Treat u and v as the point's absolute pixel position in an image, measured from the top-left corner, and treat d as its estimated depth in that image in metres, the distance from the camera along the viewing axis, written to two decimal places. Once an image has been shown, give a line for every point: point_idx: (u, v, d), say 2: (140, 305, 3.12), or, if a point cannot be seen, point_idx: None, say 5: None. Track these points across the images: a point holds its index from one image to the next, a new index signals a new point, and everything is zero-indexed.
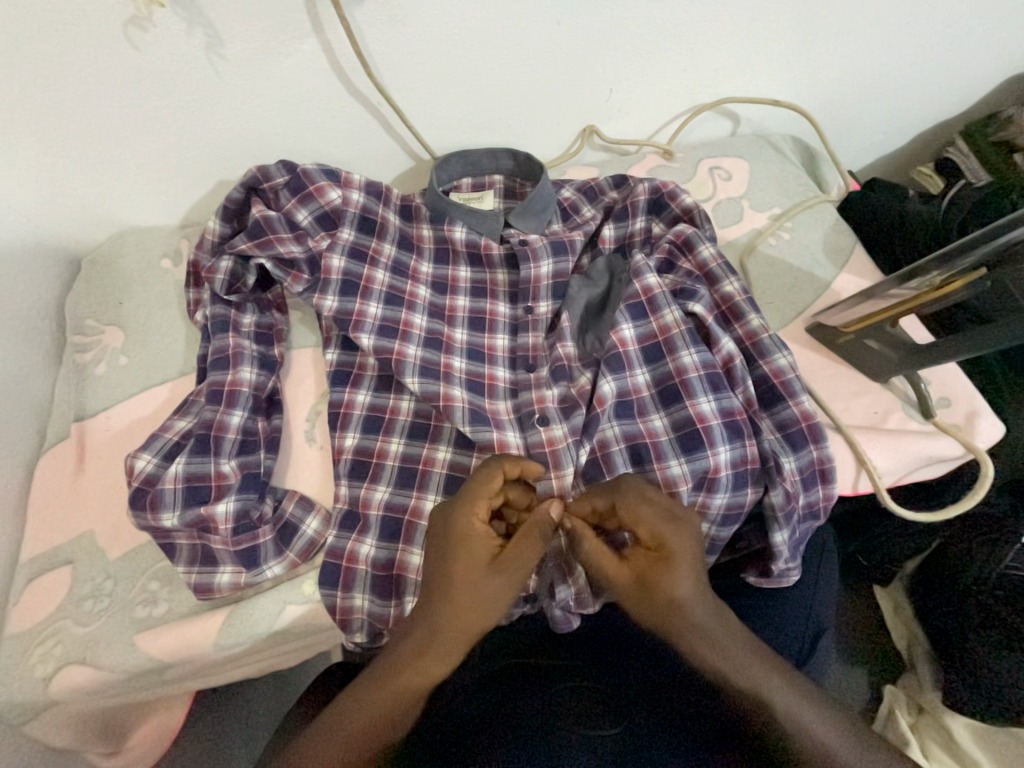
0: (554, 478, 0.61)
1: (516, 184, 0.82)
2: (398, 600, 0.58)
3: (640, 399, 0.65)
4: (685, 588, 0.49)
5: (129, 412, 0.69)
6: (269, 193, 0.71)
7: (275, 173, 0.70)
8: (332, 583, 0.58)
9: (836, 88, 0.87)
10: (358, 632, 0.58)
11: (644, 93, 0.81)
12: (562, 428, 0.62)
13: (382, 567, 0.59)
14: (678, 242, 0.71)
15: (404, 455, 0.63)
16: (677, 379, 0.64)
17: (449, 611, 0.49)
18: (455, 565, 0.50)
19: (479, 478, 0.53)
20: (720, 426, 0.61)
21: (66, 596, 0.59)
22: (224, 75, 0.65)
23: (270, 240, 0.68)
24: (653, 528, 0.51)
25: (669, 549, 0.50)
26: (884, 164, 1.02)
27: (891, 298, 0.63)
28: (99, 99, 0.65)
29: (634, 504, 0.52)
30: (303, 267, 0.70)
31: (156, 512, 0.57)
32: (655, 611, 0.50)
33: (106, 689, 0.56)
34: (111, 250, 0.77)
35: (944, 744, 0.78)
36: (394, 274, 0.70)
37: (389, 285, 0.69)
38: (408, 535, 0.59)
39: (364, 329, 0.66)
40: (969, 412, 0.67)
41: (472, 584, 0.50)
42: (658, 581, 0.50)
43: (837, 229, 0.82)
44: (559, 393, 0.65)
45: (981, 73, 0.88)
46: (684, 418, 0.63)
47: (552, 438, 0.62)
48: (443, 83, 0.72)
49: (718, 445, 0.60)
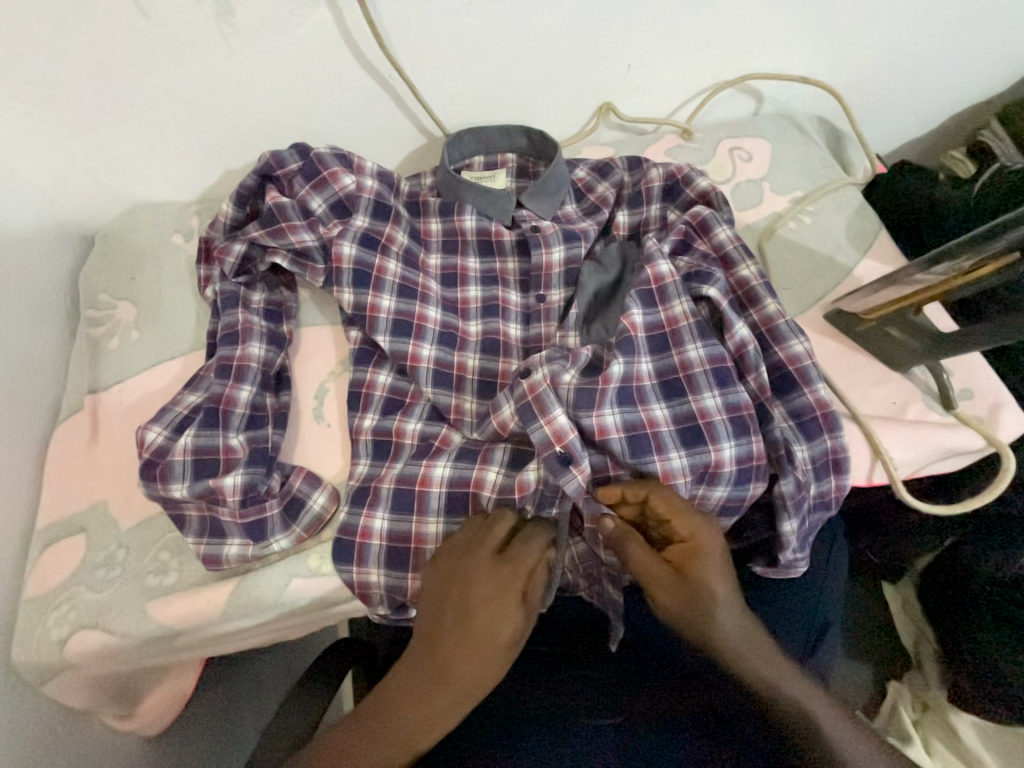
0: (577, 474, 0.57)
1: (529, 163, 0.80)
2: (413, 573, 0.58)
3: (641, 388, 0.62)
4: (717, 581, 0.53)
5: (141, 386, 0.69)
6: (284, 180, 0.70)
7: (288, 160, 0.69)
8: (347, 560, 0.59)
9: (867, 64, 0.84)
10: (378, 604, 0.59)
11: (664, 67, 0.78)
12: (542, 372, 0.59)
13: (398, 539, 0.59)
14: (694, 223, 0.69)
15: (421, 434, 0.63)
16: (681, 373, 0.62)
17: (481, 658, 0.50)
18: (503, 620, 0.51)
19: (533, 543, 0.53)
20: (723, 422, 0.59)
21: (80, 563, 0.60)
22: (234, 44, 0.64)
23: (282, 229, 0.68)
24: (683, 523, 0.55)
25: (696, 543, 0.54)
26: (914, 146, 0.97)
27: (915, 284, 0.61)
28: (110, 71, 0.64)
29: (642, 485, 0.56)
30: (316, 257, 0.69)
31: (166, 483, 0.58)
32: (689, 605, 0.52)
33: (118, 654, 0.57)
34: (122, 225, 0.76)
35: (947, 740, 0.80)
36: (406, 265, 0.69)
37: (401, 276, 0.68)
38: (422, 505, 0.59)
39: (378, 327, 0.65)
40: (993, 404, 0.65)
41: (515, 641, 0.51)
42: (696, 574, 0.53)
43: (861, 212, 0.79)
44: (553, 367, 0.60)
45: (1019, 50, 0.84)
46: (686, 413, 0.61)
47: (557, 426, 0.57)
48: (457, 55, 0.70)
49: (722, 441, 0.58)
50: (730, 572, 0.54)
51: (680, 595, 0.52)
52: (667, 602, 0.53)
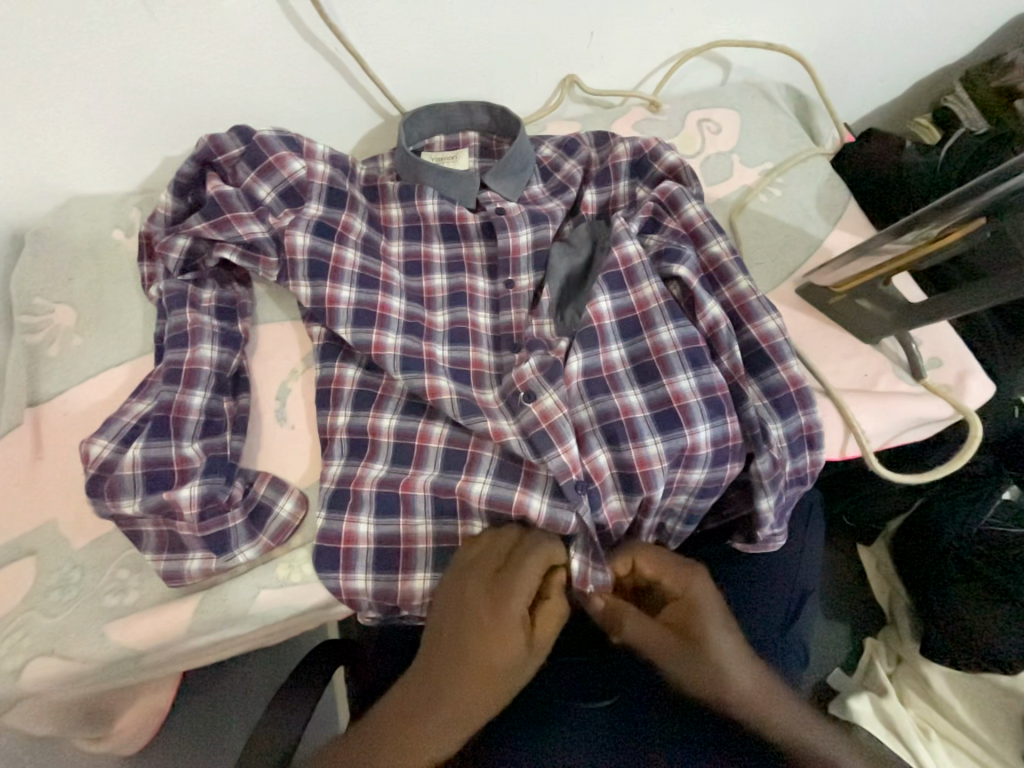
0: (563, 453, 0.57)
1: (493, 141, 0.76)
2: (405, 575, 0.57)
3: (613, 375, 0.61)
4: (720, 639, 0.53)
5: (86, 396, 0.65)
6: (226, 168, 0.65)
7: (229, 145, 0.65)
8: (333, 566, 0.56)
9: (834, 28, 0.81)
10: (368, 610, 0.58)
11: (628, 36, 0.75)
12: (552, 398, 0.59)
13: (387, 542, 0.57)
14: (663, 200, 0.67)
15: (398, 430, 0.61)
16: (653, 356, 0.61)
17: (487, 689, 0.50)
18: (499, 651, 0.50)
19: (529, 567, 0.52)
20: (698, 405, 0.58)
21: (33, 587, 0.57)
22: (157, 17, 0.58)
23: (228, 220, 0.63)
24: (673, 582, 0.55)
25: (693, 600, 0.54)
26: (883, 113, 0.96)
27: (886, 254, 0.60)
28: (16, 49, 0.57)
29: (627, 554, 0.58)
30: (268, 249, 0.64)
31: (116, 499, 0.55)
32: (698, 668, 0.53)
33: (80, 679, 0.54)
34: (53, 222, 0.70)
35: (919, 689, 0.81)
36: (365, 254, 0.65)
37: (361, 266, 0.64)
38: (408, 507, 0.58)
39: (339, 320, 0.62)
40: (961, 371, 0.65)
41: (517, 673, 0.50)
42: (698, 631, 0.53)
43: (831, 183, 0.78)
44: (537, 362, 0.61)
45: (985, 8, 0.83)
46: (660, 396, 0.60)
47: (545, 411, 0.59)
48: (407, 24, 0.65)
49: (697, 424, 0.58)
50: (728, 623, 0.55)
51: (685, 653, 0.53)
52: (671, 663, 0.54)
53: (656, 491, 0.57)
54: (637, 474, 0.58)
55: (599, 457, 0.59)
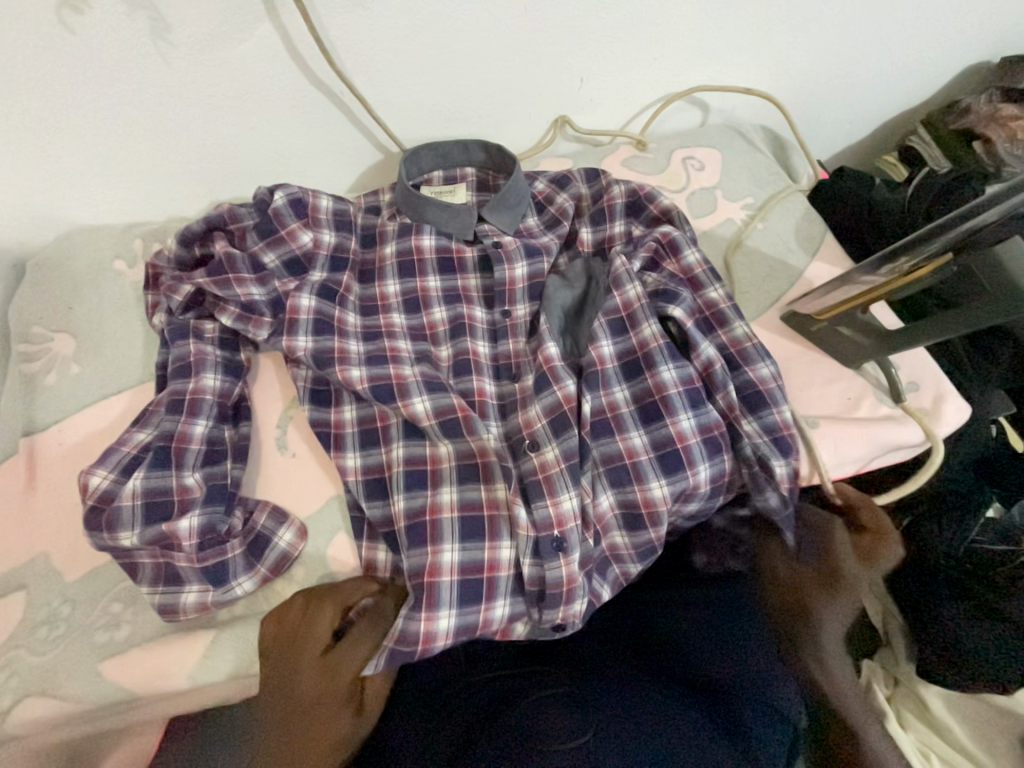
0: (550, 507, 0.58)
1: (489, 175, 0.80)
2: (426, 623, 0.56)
3: (617, 415, 0.63)
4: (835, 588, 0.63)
5: (83, 425, 0.64)
6: (235, 233, 0.69)
7: (243, 217, 0.69)
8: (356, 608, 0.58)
9: (804, 77, 0.88)
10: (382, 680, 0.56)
11: (615, 83, 0.80)
12: (553, 450, 0.61)
13: (404, 641, 0.54)
14: (663, 242, 0.70)
15: (407, 457, 0.61)
16: (656, 396, 0.62)
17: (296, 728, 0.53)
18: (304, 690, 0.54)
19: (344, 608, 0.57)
20: (698, 444, 0.60)
21: (21, 623, 0.56)
22: (171, 63, 0.61)
23: (229, 280, 0.65)
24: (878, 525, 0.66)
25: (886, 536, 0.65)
26: (852, 151, 1.03)
27: (863, 286, 0.63)
28: (34, 91, 0.60)
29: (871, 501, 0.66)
30: (264, 311, 0.65)
31: (113, 532, 0.54)
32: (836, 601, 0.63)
33: (68, 720, 0.53)
34: (56, 252, 0.71)
35: (918, 712, 0.80)
36: (364, 315, 0.69)
37: (364, 325, 0.68)
38: (431, 600, 0.55)
39: (351, 363, 0.64)
40: (937, 395, 0.69)
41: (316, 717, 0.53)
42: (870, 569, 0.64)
43: (808, 217, 0.83)
44: (544, 408, 0.63)
45: (937, 61, 0.90)
46: (664, 436, 0.61)
47: (544, 463, 0.60)
48: (409, 69, 0.69)
49: (698, 463, 0.60)
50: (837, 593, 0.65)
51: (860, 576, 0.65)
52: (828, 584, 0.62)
53: (659, 530, 0.60)
54: (643, 514, 0.60)
55: (604, 502, 0.61)
